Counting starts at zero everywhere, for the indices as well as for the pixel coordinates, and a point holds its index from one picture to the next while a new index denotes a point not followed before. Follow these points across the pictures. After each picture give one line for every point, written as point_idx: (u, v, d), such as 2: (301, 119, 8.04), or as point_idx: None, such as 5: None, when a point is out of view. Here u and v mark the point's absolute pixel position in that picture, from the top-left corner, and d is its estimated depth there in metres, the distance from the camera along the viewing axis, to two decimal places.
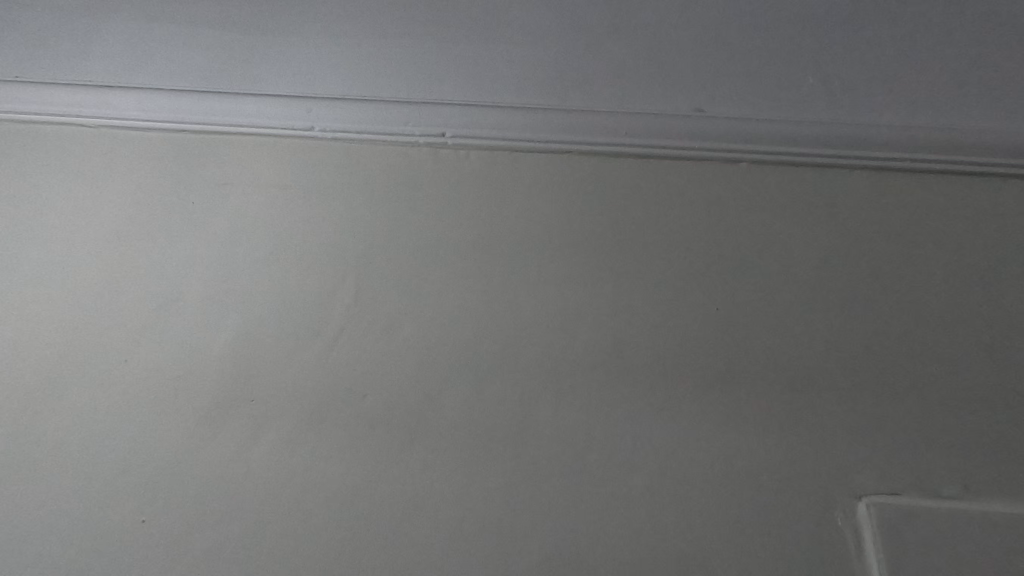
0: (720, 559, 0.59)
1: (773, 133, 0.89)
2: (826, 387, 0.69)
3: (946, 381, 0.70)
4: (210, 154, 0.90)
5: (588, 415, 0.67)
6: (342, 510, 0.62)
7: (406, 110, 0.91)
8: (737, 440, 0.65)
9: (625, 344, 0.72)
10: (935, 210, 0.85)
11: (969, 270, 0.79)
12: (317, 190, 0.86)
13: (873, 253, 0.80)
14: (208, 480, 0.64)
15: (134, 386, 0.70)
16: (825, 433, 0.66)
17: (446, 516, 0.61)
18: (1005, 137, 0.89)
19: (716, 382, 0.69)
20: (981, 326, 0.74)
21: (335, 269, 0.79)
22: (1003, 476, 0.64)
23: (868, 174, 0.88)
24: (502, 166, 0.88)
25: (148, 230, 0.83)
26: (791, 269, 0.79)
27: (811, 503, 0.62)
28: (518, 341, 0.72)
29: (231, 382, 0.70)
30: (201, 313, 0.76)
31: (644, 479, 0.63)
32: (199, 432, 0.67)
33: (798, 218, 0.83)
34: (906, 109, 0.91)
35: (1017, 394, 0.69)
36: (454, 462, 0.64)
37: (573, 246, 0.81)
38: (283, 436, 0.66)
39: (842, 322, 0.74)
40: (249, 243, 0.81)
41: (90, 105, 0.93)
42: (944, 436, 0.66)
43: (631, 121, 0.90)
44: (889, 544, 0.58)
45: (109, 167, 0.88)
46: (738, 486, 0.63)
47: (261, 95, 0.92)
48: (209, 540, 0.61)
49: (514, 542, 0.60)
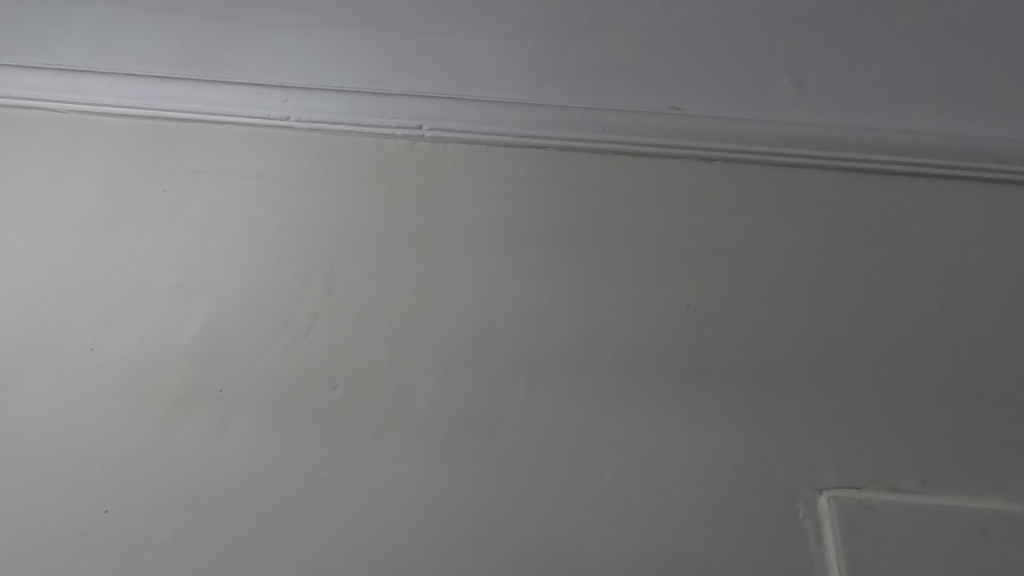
0: (684, 550, 0.60)
1: (748, 131, 0.90)
2: (791, 384, 0.71)
3: (908, 380, 0.72)
4: (183, 143, 0.89)
5: (558, 409, 0.68)
6: (311, 500, 0.62)
7: (383, 102, 0.91)
8: (703, 435, 0.67)
9: (597, 338, 0.73)
10: (903, 212, 0.86)
11: (934, 270, 0.80)
12: (294, 179, 0.86)
13: (841, 253, 0.82)
14: (176, 471, 0.64)
15: (103, 374, 0.70)
16: (789, 428, 0.67)
17: (414, 509, 0.62)
18: (970, 140, 0.90)
19: (684, 378, 0.71)
20: (944, 326, 0.76)
21: (310, 257, 0.79)
22: (962, 472, 0.65)
23: (842, 175, 0.90)
24: (479, 160, 0.89)
25: (119, 219, 0.82)
26: (760, 268, 0.80)
27: (774, 496, 0.63)
28: (490, 335, 0.73)
29: (201, 373, 0.70)
30: (173, 302, 0.75)
31: (610, 472, 0.64)
32: (167, 422, 0.67)
33: (771, 218, 0.84)
34: (880, 112, 0.92)
35: (976, 392, 0.71)
36: (423, 455, 0.65)
37: (547, 240, 0.81)
38: (252, 426, 0.67)
39: (810, 322, 0.75)
40: (222, 234, 0.81)
41: (60, 89, 0.91)
42: (905, 433, 0.68)
43: (608, 116, 0.91)
44: (848, 536, 0.60)
45: (81, 154, 0.88)
46: (703, 479, 0.64)
47: (238, 84, 0.92)
48: (175, 530, 0.61)
49: (480, 533, 0.61)
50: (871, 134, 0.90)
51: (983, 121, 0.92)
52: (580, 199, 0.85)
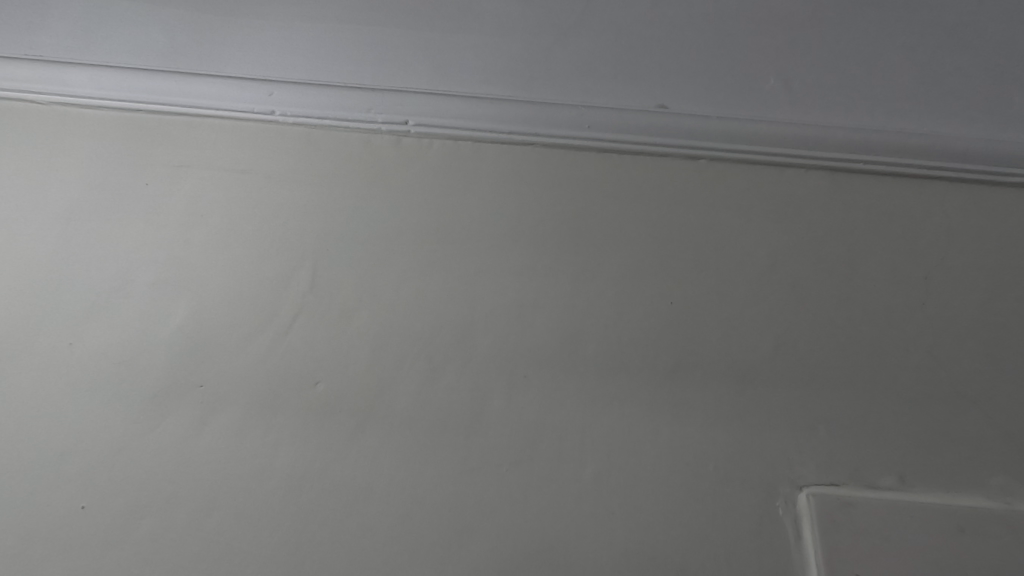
0: (665, 547, 0.61)
1: (733, 130, 0.91)
2: (772, 381, 0.71)
3: (887, 378, 0.72)
4: (165, 136, 0.88)
5: (540, 407, 0.68)
6: (291, 496, 0.62)
7: (366, 98, 0.91)
8: (684, 432, 0.67)
9: (579, 335, 0.73)
10: (885, 211, 0.87)
11: (915, 270, 0.81)
12: (278, 173, 0.86)
13: (823, 251, 0.82)
14: (154, 468, 0.63)
15: (81, 369, 0.69)
16: (769, 426, 0.68)
17: (394, 505, 0.62)
18: (951, 142, 0.91)
19: (666, 376, 0.71)
20: (923, 325, 0.76)
21: (294, 252, 0.79)
22: (939, 469, 0.66)
23: (826, 174, 0.90)
24: (465, 156, 0.88)
25: (99, 212, 0.81)
26: (742, 266, 0.80)
27: (754, 494, 0.64)
28: (474, 331, 0.73)
29: (180, 370, 0.69)
30: (154, 297, 0.75)
31: (591, 470, 0.64)
32: (147, 418, 0.66)
33: (754, 217, 0.85)
34: (863, 113, 0.93)
35: (955, 391, 0.72)
36: (404, 452, 0.65)
37: (532, 237, 0.81)
38: (232, 422, 0.66)
39: (792, 320, 0.76)
40: (204, 228, 0.80)
41: (42, 80, 0.90)
42: (884, 430, 0.68)
43: (594, 114, 0.91)
44: (827, 533, 0.60)
45: (61, 146, 0.87)
46: (684, 476, 0.64)
47: (221, 78, 0.91)
48: (154, 527, 0.60)
49: (461, 532, 0.60)
50: (855, 135, 0.91)
51: (966, 123, 0.93)
52: (565, 197, 0.85)
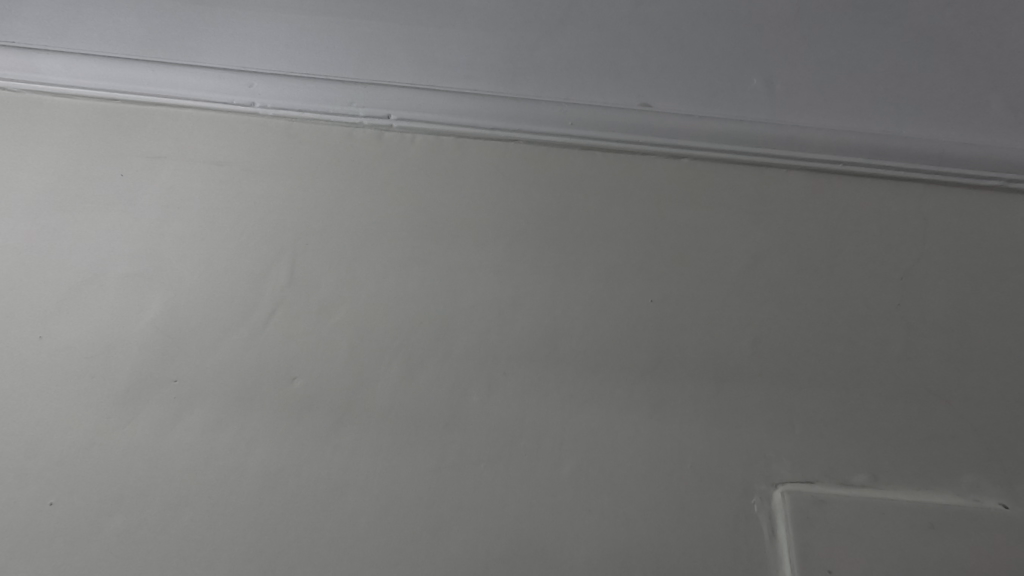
0: (640, 543, 0.61)
1: (715, 129, 0.90)
2: (749, 380, 0.72)
3: (863, 377, 0.73)
4: (142, 126, 0.87)
5: (518, 404, 0.68)
6: (265, 492, 0.62)
7: (347, 91, 0.89)
8: (661, 431, 0.67)
9: (560, 333, 0.73)
10: (864, 213, 0.88)
11: (890, 271, 0.82)
12: (256, 166, 0.85)
13: (802, 251, 0.83)
14: (125, 465, 0.62)
15: (50, 364, 0.68)
16: (744, 424, 0.68)
17: (370, 502, 0.61)
18: (930, 145, 0.92)
19: (645, 374, 0.71)
20: (899, 326, 0.77)
21: (272, 247, 0.78)
22: (910, 468, 0.67)
23: (806, 175, 0.90)
24: (447, 151, 0.88)
25: (72, 203, 0.80)
26: (722, 266, 0.81)
27: (730, 491, 0.64)
28: (455, 327, 0.73)
29: (154, 364, 0.68)
30: (127, 290, 0.73)
31: (570, 467, 0.64)
32: (119, 413, 0.65)
33: (735, 218, 0.85)
34: (842, 114, 0.93)
35: (928, 391, 0.73)
36: (382, 450, 0.64)
37: (514, 234, 0.81)
38: (206, 416, 0.65)
39: (770, 320, 0.77)
40: (179, 222, 0.79)
41: (15, 67, 0.89)
42: (858, 430, 0.69)
43: (577, 111, 0.90)
44: (800, 530, 0.61)
45: (32, 135, 0.85)
46: (662, 473, 0.65)
47: (198, 67, 0.90)
48: (123, 523, 0.59)
49: (438, 528, 0.60)
50: (836, 136, 0.91)
51: (943, 126, 0.94)
52: (547, 194, 0.85)
